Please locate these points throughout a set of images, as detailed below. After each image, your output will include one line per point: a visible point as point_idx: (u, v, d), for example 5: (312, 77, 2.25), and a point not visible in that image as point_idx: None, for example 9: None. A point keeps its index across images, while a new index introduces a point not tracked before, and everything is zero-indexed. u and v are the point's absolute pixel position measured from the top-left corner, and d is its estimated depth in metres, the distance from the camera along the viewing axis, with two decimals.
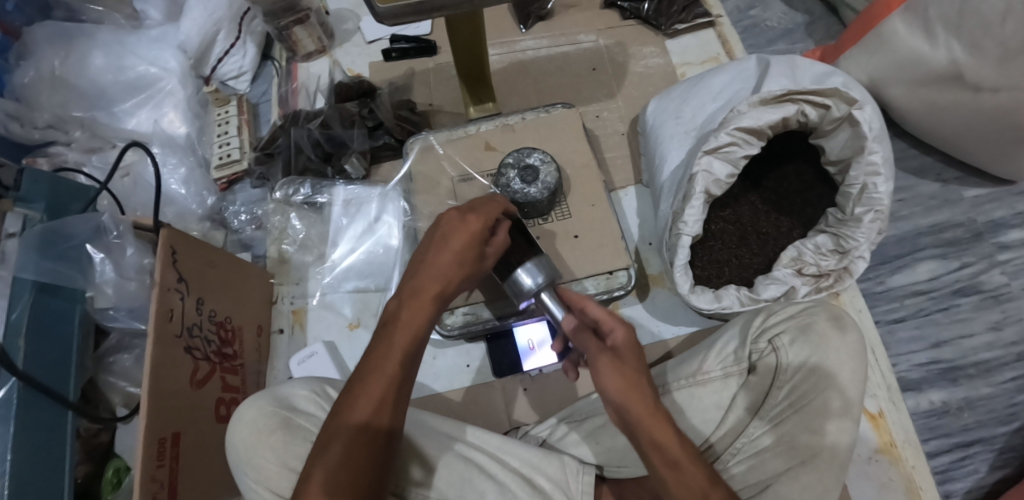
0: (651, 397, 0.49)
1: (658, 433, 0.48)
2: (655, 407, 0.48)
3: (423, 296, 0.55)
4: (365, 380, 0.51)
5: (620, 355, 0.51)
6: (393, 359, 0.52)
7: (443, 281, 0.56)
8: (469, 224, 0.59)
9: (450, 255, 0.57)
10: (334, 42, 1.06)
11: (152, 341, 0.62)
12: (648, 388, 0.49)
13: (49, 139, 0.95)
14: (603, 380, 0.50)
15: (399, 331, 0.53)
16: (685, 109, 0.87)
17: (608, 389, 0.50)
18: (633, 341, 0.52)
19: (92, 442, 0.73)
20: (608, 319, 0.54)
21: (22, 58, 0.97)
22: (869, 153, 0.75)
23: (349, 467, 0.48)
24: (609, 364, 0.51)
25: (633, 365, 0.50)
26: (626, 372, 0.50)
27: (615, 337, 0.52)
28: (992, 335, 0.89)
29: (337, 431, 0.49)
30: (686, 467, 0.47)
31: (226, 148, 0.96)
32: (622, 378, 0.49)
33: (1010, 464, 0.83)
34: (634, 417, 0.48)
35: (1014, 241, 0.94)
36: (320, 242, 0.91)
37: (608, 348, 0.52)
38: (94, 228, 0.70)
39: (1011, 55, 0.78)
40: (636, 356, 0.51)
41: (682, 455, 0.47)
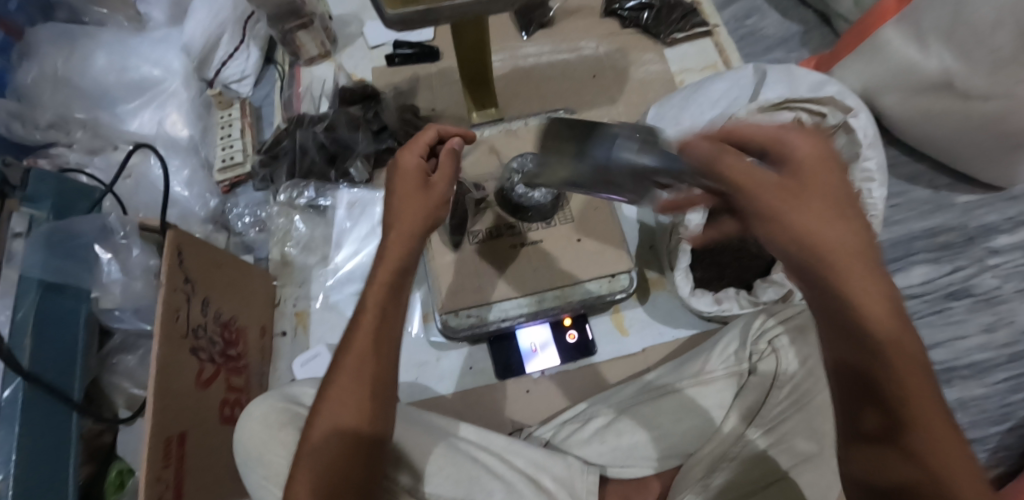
0: (810, 204, 0.41)
1: (841, 265, 0.39)
2: (845, 238, 0.40)
3: (388, 250, 0.56)
4: (345, 349, 0.53)
5: (804, 181, 0.42)
6: (366, 322, 0.53)
7: (406, 224, 0.56)
8: (404, 163, 0.59)
9: (403, 199, 0.57)
10: (337, 46, 1.07)
11: (158, 340, 0.62)
12: (834, 223, 0.40)
13: (50, 139, 0.94)
14: (755, 210, 0.42)
15: (368, 292, 0.54)
16: (684, 116, 0.89)
17: (762, 205, 0.42)
18: (820, 162, 0.42)
19: (94, 443, 0.73)
20: (766, 133, 0.45)
21: (24, 59, 0.97)
22: (863, 159, 0.77)
23: (337, 439, 0.50)
24: (744, 175, 0.42)
25: (810, 191, 0.41)
26: (801, 198, 0.41)
27: (794, 148, 0.43)
28: (985, 337, 0.91)
29: (320, 407, 0.51)
30: (873, 330, 0.38)
31: (229, 150, 0.97)
32: (786, 205, 0.41)
33: (1003, 463, 0.85)
34: (791, 223, 0.41)
35: (1005, 246, 0.96)
36: (323, 244, 0.91)
37: (763, 175, 0.43)
38: (100, 228, 0.70)
39: (1001, 64, 0.80)
40: (823, 179, 0.42)
41: (857, 312, 0.38)
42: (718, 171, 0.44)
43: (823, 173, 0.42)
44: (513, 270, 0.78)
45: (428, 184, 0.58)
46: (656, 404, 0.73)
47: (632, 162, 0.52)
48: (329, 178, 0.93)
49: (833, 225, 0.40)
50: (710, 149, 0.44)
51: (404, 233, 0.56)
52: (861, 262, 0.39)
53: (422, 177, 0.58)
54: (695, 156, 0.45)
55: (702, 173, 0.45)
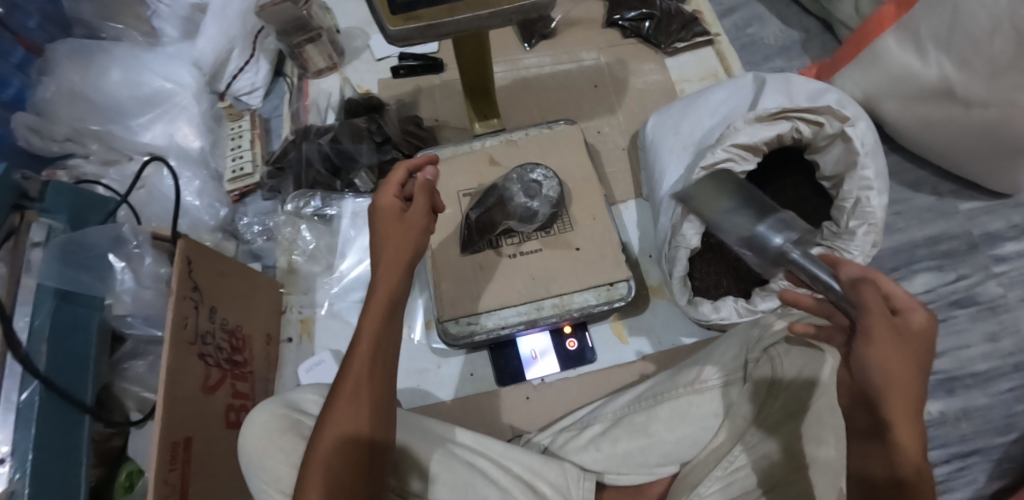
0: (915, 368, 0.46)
1: (899, 412, 0.45)
2: (909, 391, 0.46)
3: (382, 275, 0.58)
4: (346, 368, 0.55)
5: (901, 337, 0.47)
6: (365, 342, 0.55)
7: (393, 254, 0.58)
8: (381, 203, 0.61)
9: (387, 232, 0.59)
10: (344, 59, 1.10)
11: (168, 347, 0.64)
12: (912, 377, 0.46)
13: (67, 151, 0.99)
14: (861, 354, 0.47)
15: (365, 314, 0.56)
16: (683, 125, 0.90)
17: (870, 356, 0.46)
18: (912, 328, 0.47)
19: (104, 446, 0.75)
20: (903, 299, 0.48)
21: (43, 74, 1.01)
22: (860, 168, 0.78)
23: (341, 454, 0.52)
24: (887, 324, 0.46)
25: (912, 353, 0.46)
26: (890, 350, 0.46)
27: (911, 318, 0.47)
28: (989, 346, 0.91)
29: (326, 426, 0.53)
30: (902, 452, 0.45)
31: (238, 161, 1.00)
32: (889, 352, 0.46)
33: (1008, 474, 0.84)
34: (885, 367, 0.46)
35: (1009, 253, 0.96)
36: (328, 253, 0.93)
37: (894, 326, 0.47)
38: (113, 238, 0.72)
39: (998, 72, 0.80)
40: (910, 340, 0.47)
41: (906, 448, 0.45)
42: (852, 301, 0.48)
43: (913, 337, 0.47)
44: (507, 280, 0.80)
45: (405, 217, 0.60)
46: (651, 412, 0.73)
47: (781, 250, 0.57)
48: (335, 188, 0.96)
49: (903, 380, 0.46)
50: (864, 290, 0.48)
51: (395, 260, 0.58)
52: (915, 410, 0.46)
53: (399, 213, 0.60)
54: (847, 278, 0.50)
55: (843, 293, 0.50)
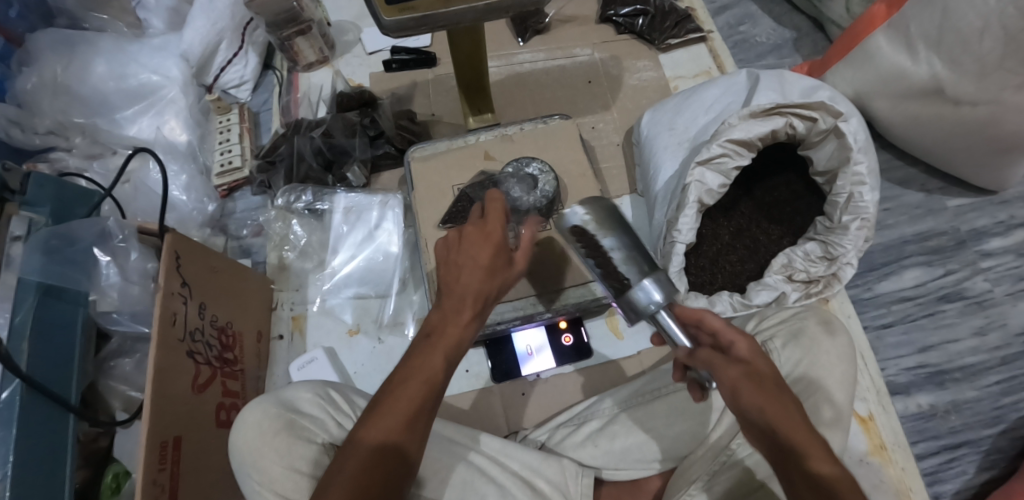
0: (777, 391, 0.48)
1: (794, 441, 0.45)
2: (795, 411, 0.47)
3: (465, 309, 0.51)
4: (399, 391, 0.48)
5: (757, 372, 0.49)
6: (432, 371, 0.49)
7: (475, 291, 0.51)
8: (493, 232, 0.53)
9: (478, 269, 0.51)
10: (335, 53, 1.08)
11: (155, 345, 0.62)
12: (788, 399, 0.48)
13: (49, 145, 0.96)
14: (741, 392, 0.48)
15: (438, 346, 0.49)
16: (678, 121, 0.90)
17: (741, 401, 0.48)
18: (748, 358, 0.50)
19: (91, 446, 0.73)
20: (726, 331, 0.52)
21: (24, 65, 0.98)
22: (853, 164, 0.78)
23: (376, 469, 0.47)
24: (736, 370, 0.49)
25: (767, 382, 0.48)
26: (765, 384, 0.48)
27: (739, 349, 0.50)
28: (977, 340, 0.92)
29: (364, 435, 0.48)
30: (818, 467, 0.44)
31: (227, 155, 0.98)
32: (753, 395, 0.47)
33: (997, 466, 0.85)
34: (749, 408, 0.47)
35: (995, 249, 0.97)
36: (320, 249, 0.92)
37: (743, 364, 0.49)
38: (99, 232, 0.70)
39: (987, 71, 0.82)
40: (764, 365, 0.50)
41: (825, 465, 0.44)
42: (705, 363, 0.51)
43: (770, 361, 0.50)
44: None
45: (510, 260, 0.54)
46: (647, 408, 0.73)
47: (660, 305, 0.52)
48: (327, 183, 0.94)
49: (785, 404, 0.47)
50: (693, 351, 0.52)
51: (485, 303, 0.52)
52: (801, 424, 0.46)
53: (506, 254, 0.53)
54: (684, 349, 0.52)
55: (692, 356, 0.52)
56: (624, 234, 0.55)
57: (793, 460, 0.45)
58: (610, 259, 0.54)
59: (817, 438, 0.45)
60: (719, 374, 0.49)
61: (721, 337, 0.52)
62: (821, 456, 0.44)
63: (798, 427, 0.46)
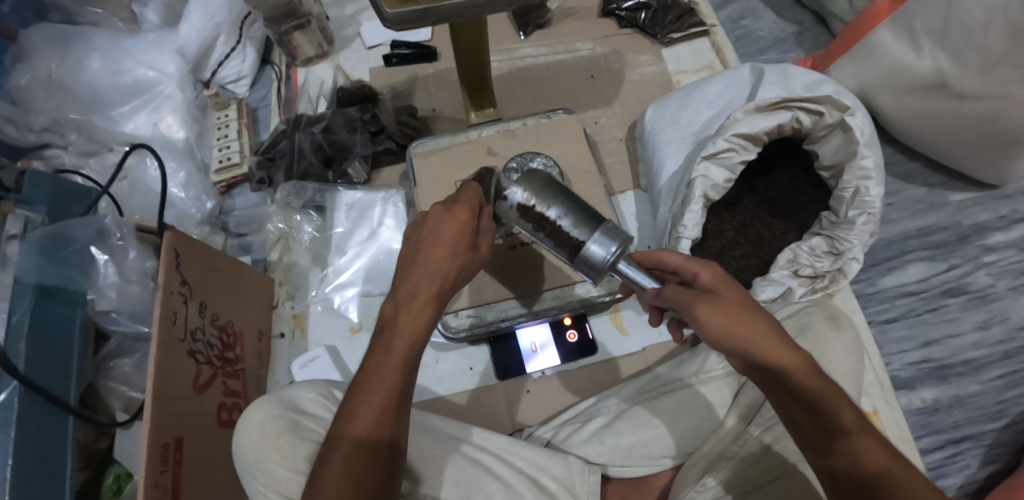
0: (746, 308, 0.50)
1: (772, 355, 0.47)
2: (772, 331, 0.48)
3: (423, 300, 0.51)
4: (365, 393, 0.48)
5: (722, 298, 0.50)
6: (393, 369, 0.49)
7: (433, 279, 0.52)
8: (457, 218, 0.54)
9: (441, 249, 0.53)
10: (333, 48, 1.07)
11: (154, 345, 0.61)
12: (760, 318, 0.49)
13: (44, 141, 0.95)
14: (707, 321, 0.50)
15: (399, 340, 0.50)
16: (682, 116, 0.89)
17: (712, 331, 0.49)
18: (714, 286, 0.52)
19: (91, 448, 0.72)
20: (690, 265, 0.54)
21: (18, 61, 0.96)
22: (860, 158, 0.78)
23: (352, 467, 0.46)
24: (705, 301, 0.50)
25: (736, 301, 0.50)
26: (732, 308, 0.49)
27: (703, 279, 0.53)
28: (979, 334, 0.92)
29: (338, 435, 0.47)
30: (796, 378, 0.46)
31: (225, 151, 0.97)
32: (722, 319, 0.49)
33: (999, 460, 0.85)
34: (721, 332, 0.49)
35: (998, 243, 0.97)
36: (320, 247, 0.91)
37: (708, 292, 0.51)
38: (96, 231, 0.68)
39: (991, 65, 0.81)
40: (731, 288, 0.52)
41: (811, 385, 0.46)
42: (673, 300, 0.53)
43: (736, 284, 0.52)
44: (511, 273, 0.79)
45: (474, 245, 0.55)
46: (653, 404, 0.73)
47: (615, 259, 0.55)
48: (327, 179, 0.93)
49: (762, 327, 0.48)
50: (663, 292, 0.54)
51: (445, 290, 0.53)
52: (773, 335, 0.48)
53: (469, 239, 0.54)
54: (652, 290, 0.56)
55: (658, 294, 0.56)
56: (561, 197, 0.57)
57: (780, 383, 0.47)
58: (559, 226, 0.56)
59: (789, 348, 0.47)
60: (684, 306, 0.52)
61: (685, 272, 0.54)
62: (806, 374, 0.46)
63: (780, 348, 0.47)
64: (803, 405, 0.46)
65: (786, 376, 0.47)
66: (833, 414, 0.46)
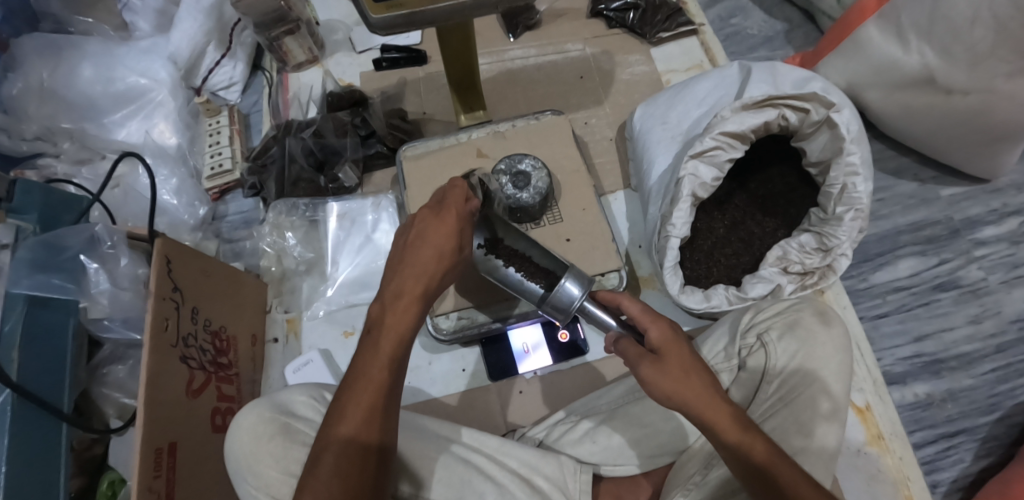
0: (686, 368, 0.52)
1: (705, 415, 0.50)
2: (707, 388, 0.51)
3: (410, 300, 0.52)
4: (352, 393, 0.49)
5: (666, 359, 0.52)
6: (379, 370, 0.49)
7: (422, 277, 0.53)
8: (444, 219, 0.55)
9: (429, 249, 0.53)
10: (324, 53, 1.08)
11: (147, 350, 0.62)
12: (699, 379, 0.51)
13: (37, 151, 0.95)
14: (653, 382, 0.52)
15: (385, 341, 0.50)
16: (671, 115, 0.89)
17: (655, 389, 0.52)
18: (660, 345, 0.53)
19: (84, 455, 0.72)
20: (643, 320, 0.55)
21: (7, 69, 0.96)
22: (847, 154, 0.78)
23: (340, 469, 0.46)
24: (651, 363, 0.52)
25: (677, 362, 0.52)
26: (675, 370, 0.51)
27: (651, 338, 0.54)
28: (972, 328, 0.92)
29: (326, 436, 0.48)
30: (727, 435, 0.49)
31: (217, 158, 0.97)
32: (664, 382, 0.51)
33: (993, 453, 0.85)
34: (662, 391, 0.51)
35: (989, 237, 0.97)
36: (314, 255, 0.91)
37: (653, 351, 0.53)
38: (88, 239, 0.70)
39: (979, 59, 0.81)
40: (678, 348, 0.53)
41: (739, 437, 0.49)
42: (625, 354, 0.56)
43: (684, 343, 0.53)
44: None
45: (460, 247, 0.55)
46: (644, 403, 0.73)
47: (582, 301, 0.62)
48: (319, 184, 0.94)
49: (698, 388, 0.50)
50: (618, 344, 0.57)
51: (431, 291, 0.54)
52: (710, 394, 0.50)
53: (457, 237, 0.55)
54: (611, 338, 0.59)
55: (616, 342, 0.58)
56: (524, 239, 0.66)
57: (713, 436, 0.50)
58: (528, 262, 0.64)
59: (726, 407, 0.50)
60: (635, 364, 0.54)
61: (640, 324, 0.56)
62: (738, 430, 0.49)
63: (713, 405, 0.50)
64: (732, 460, 0.49)
65: (722, 434, 0.49)
66: (763, 470, 0.48)
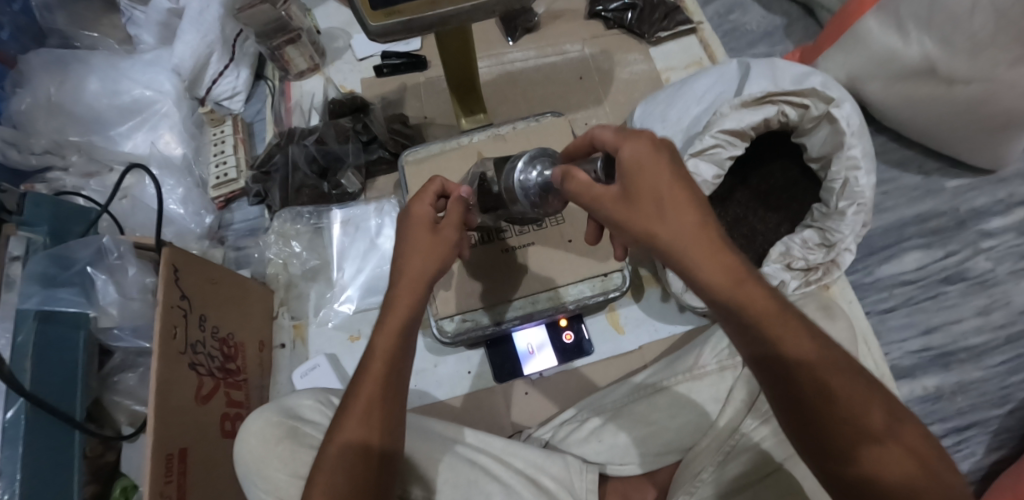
0: (662, 184, 0.47)
1: (673, 235, 0.46)
2: (683, 207, 0.47)
3: (401, 294, 0.54)
4: (355, 391, 0.51)
5: (637, 189, 0.48)
6: (376, 364, 0.52)
7: (411, 272, 0.54)
8: (415, 211, 0.57)
9: (411, 245, 0.55)
10: (325, 60, 1.09)
11: (157, 358, 0.63)
12: (675, 195, 0.47)
13: (46, 164, 0.96)
14: (618, 214, 0.48)
15: (379, 336, 0.52)
16: (670, 113, 0.90)
17: (620, 220, 0.48)
18: (631, 162, 0.48)
19: (98, 462, 0.73)
20: (613, 141, 0.50)
21: (18, 86, 0.99)
22: (847, 148, 0.78)
23: (344, 464, 0.48)
24: (616, 193, 0.49)
25: (650, 180, 0.47)
26: (649, 198, 0.47)
27: (624, 156, 0.49)
28: (980, 320, 0.91)
29: (331, 436, 0.50)
30: (694, 262, 0.46)
31: (222, 167, 0.98)
32: (625, 210, 0.48)
33: (1005, 445, 0.85)
34: (624, 218, 0.48)
35: (996, 228, 0.97)
36: (324, 267, 0.92)
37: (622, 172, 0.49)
38: (96, 250, 0.71)
39: (979, 49, 0.81)
40: (654, 172, 0.48)
41: (720, 270, 0.45)
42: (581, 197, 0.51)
43: (663, 155, 0.48)
44: (504, 276, 0.80)
45: (436, 228, 0.56)
46: (650, 400, 0.74)
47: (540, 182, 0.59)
48: (323, 190, 0.94)
49: (673, 210, 0.47)
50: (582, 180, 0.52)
51: (418, 279, 0.54)
52: (687, 210, 0.47)
53: (433, 227, 0.56)
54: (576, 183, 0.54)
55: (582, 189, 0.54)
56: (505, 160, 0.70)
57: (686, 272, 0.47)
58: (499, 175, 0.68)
59: (700, 227, 0.46)
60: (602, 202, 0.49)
61: (614, 149, 0.50)
62: (709, 256, 0.45)
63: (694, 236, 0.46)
64: (707, 295, 0.46)
65: (691, 261, 0.46)
66: (738, 302, 0.44)
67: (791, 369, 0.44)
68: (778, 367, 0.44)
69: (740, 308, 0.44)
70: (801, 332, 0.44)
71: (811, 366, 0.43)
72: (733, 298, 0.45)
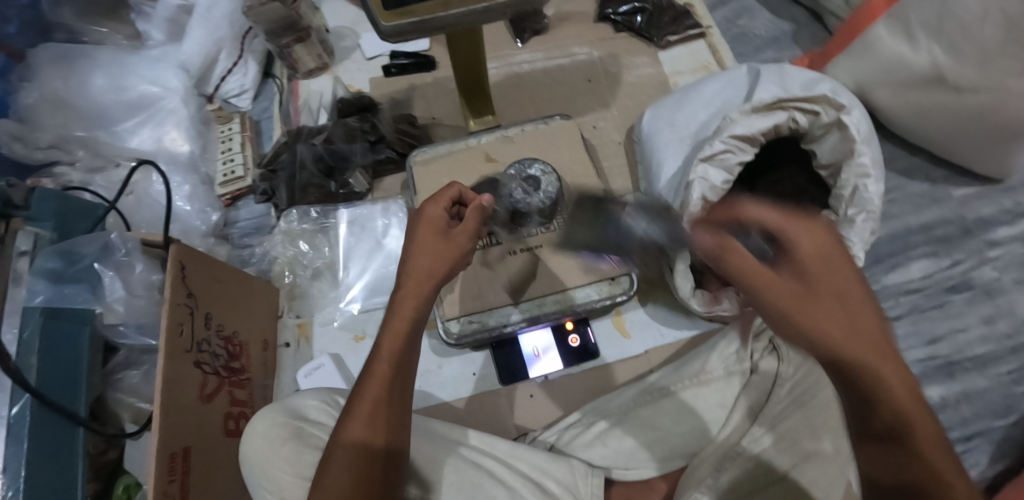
0: (797, 251, 0.43)
1: (796, 299, 0.42)
2: (827, 275, 0.42)
3: (406, 295, 0.53)
4: (360, 391, 0.51)
5: (818, 278, 0.42)
6: (382, 365, 0.51)
7: (419, 272, 0.54)
8: (428, 214, 0.57)
9: (418, 245, 0.55)
10: (333, 59, 1.08)
11: (163, 357, 0.63)
12: (806, 253, 0.43)
13: (52, 159, 0.96)
14: (745, 274, 0.45)
15: (385, 337, 0.52)
16: (679, 117, 0.89)
17: (749, 278, 0.44)
18: (774, 225, 0.44)
19: (99, 460, 0.72)
20: (748, 209, 0.46)
21: (25, 80, 0.98)
22: (858, 155, 0.78)
23: (346, 465, 0.48)
24: (744, 253, 0.45)
25: (794, 246, 0.43)
26: (832, 290, 0.42)
27: (762, 222, 0.45)
28: (986, 329, 0.91)
29: (335, 436, 0.50)
30: (824, 329, 0.41)
31: (229, 164, 0.99)
32: (752, 271, 0.44)
33: (1010, 456, 0.85)
34: (751, 278, 0.44)
35: (1002, 237, 0.97)
36: (331, 267, 0.91)
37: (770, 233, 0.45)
38: (102, 247, 0.71)
39: (988, 57, 0.81)
40: (834, 265, 0.43)
41: (852, 341, 0.41)
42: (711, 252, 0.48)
43: (811, 223, 0.44)
44: (511, 279, 0.81)
45: (447, 233, 0.56)
46: (656, 405, 0.74)
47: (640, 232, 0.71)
48: (329, 189, 0.94)
49: (806, 260, 0.43)
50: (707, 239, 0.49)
51: (424, 281, 0.53)
52: (834, 279, 0.42)
53: (443, 229, 0.56)
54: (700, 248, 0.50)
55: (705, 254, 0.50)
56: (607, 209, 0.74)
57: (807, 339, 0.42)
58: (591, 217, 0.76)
59: (840, 295, 0.42)
60: (726, 260, 0.46)
61: (780, 235, 0.44)
62: (841, 327, 0.41)
63: (865, 339, 0.41)
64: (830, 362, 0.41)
65: (825, 329, 0.41)
66: (858, 375, 0.40)
67: (908, 454, 0.39)
68: (892, 454, 0.40)
69: (860, 382, 0.40)
70: (925, 426, 0.39)
71: (922, 459, 0.39)
72: (853, 370, 0.40)
